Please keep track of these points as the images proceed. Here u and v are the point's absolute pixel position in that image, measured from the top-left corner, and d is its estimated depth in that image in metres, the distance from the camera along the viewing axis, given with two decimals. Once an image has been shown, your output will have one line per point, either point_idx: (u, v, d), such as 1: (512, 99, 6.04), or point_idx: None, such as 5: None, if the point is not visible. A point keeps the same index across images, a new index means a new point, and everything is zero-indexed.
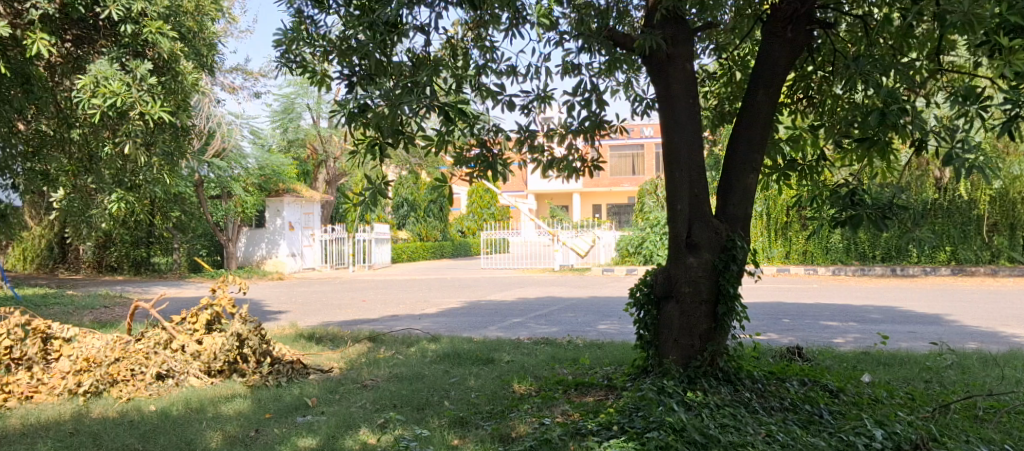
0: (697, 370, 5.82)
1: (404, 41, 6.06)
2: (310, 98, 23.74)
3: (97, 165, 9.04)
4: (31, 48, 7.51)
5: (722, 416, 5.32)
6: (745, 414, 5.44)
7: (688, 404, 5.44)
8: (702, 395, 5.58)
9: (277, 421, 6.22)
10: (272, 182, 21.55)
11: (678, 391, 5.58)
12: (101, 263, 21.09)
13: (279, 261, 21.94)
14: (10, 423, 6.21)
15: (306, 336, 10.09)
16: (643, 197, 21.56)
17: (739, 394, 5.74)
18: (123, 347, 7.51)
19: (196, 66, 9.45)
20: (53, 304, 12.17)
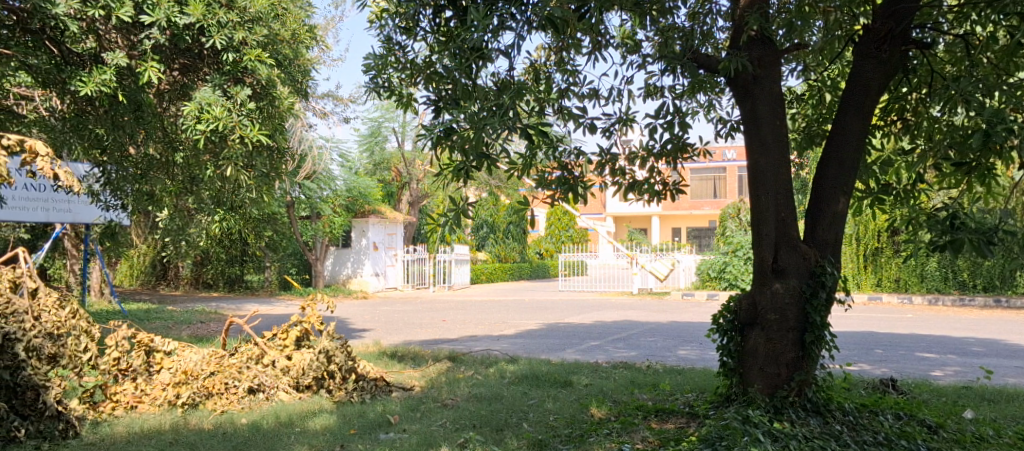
0: (784, 400, 5.79)
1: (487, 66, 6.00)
2: (396, 122, 24.28)
3: (198, 187, 9.47)
4: (144, 76, 8.01)
5: (811, 448, 5.27)
6: (836, 447, 5.36)
7: (775, 435, 5.40)
8: (789, 426, 5.54)
9: (360, 437, 6.39)
10: (359, 205, 22.16)
11: (764, 421, 5.54)
12: (199, 279, 22.06)
13: (363, 280, 22.52)
14: (117, 431, 6.55)
15: (388, 354, 10.34)
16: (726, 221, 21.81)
17: (829, 426, 5.66)
18: (218, 361, 7.78)
19: (291, 92, 9.81)
20: (155, 318, 12.77)
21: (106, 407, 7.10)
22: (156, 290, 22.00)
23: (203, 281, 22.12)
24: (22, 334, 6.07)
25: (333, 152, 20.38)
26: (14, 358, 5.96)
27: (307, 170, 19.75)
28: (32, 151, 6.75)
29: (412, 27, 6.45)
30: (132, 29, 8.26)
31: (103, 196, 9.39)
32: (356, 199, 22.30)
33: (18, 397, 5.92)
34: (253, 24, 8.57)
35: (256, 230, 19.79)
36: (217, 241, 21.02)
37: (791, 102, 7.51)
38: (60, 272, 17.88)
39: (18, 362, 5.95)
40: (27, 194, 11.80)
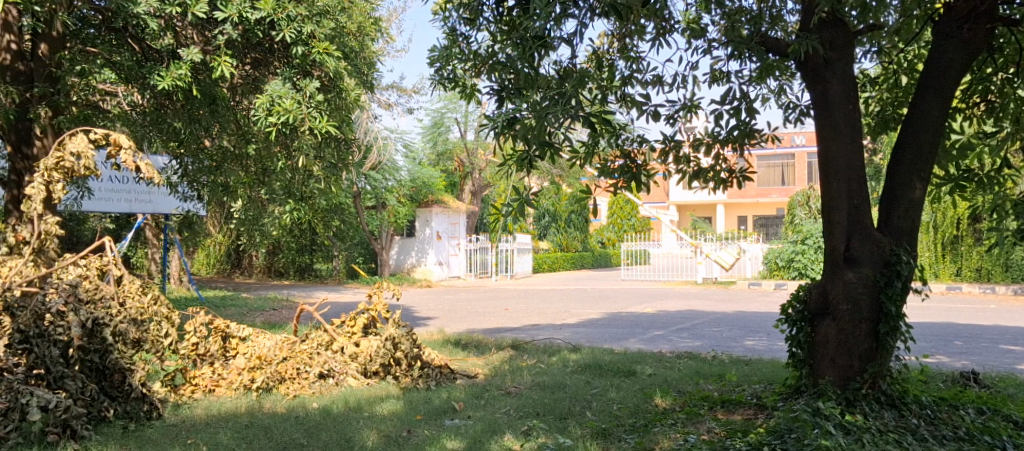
0: (856, 392, 5.72)
1: (550, 54, 6.06)
2: (459, 112, 24.48)
3: (270, 178, 9.70)
4: (218, 71, 8.24)
5: (886, 442, 5.21)
6: (912, 441, 5.29)
7: (847, 428, 5.35)
8: (863, 419, 5.48)
9: (426, 423, 6.53)
10: (423, 194, 22.45)
11: (836, 413, 5.49)
12: (271, 267, 22.67)
13: (427, 269, 22.81)
14: (197, 413, 6.81)
15: (453, 342, 10.49)
16: (794, 208, 21.89)
17: (906, 420, 5.58)
18: (291, 347, 8.01)
19: (357, 83, 9.98)
20: (230, 305, 13.21)
21: (186, 390, 7.42)
22: (231, 279, 22.70)
23: (275, 270, 22.72)
24: (109, 318, 6.27)
25: (398, 143, 20.67)
26: (101, 341, 6.20)
27: (373, 161, 20.07)
28: (116, 144, 7.05)
29: (474, 19, 6.56)
30: (207, 24, 8.49)
31: (181, 187, 9.83)
32: (419, 188, 22.59)
33: (106, 379, 6.21)
34: (320, 16, 8.76)
35: (324, 220, 20.23)
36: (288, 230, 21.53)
37: (865, 85, 7.41)
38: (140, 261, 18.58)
39: (105, 345, 6.20)
40: (111, 186, 12.26)
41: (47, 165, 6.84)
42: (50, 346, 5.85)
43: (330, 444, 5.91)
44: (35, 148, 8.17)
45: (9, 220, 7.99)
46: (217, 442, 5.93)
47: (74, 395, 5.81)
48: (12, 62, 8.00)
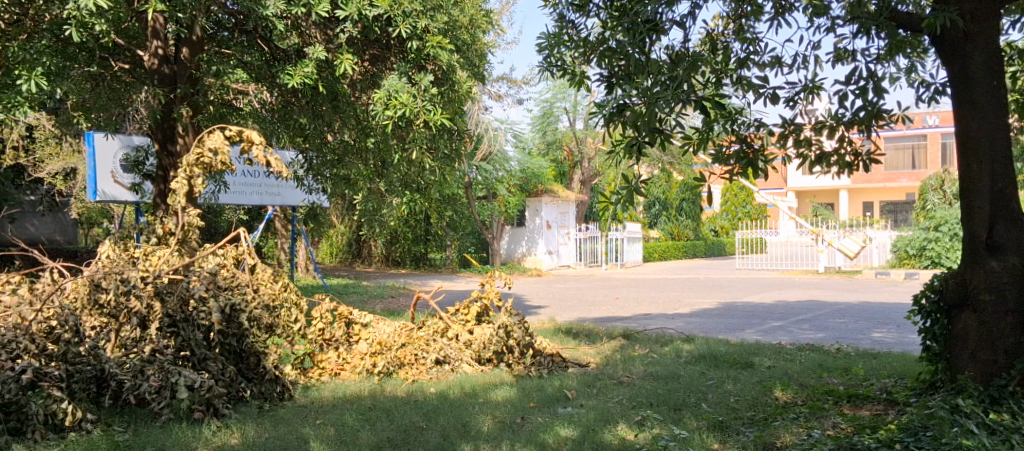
0: (1000, 389, 5.46)
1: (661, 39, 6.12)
2: (568, 102, 24.52)
3: (388, 170, 9.96)
4: (340, 68, 8.56)
5: None
6: None
7: (990, 427, 5.14)
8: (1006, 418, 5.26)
9: (539, 410, 6.65)
10: (532, 184, 22.63)
11: (976, 411, 5.29)
12: (389, 257, 23.37)
13: (537, 258, 23.03)
14: (325, 395, 7.18)
15: (564, 331, 10.59)
16: (926, 193, 21.12)
17: None
18: (409, 333, 8.30)
19: (469, 76, 10.16)
20: (352, 293, 13.73)
21: (314, 373, 7.80)
22: (352, 268, 23.56)
23: (392, 259, 23.42)
24: (245, 304, 6.65)
25: (508, 133, 20.90)
26: (239, 326, 6.56)
27: (484, 152, 20.35)
28: (249, 140, 7.50)
29: (584, 4, 6.59)
30: (329, 24, 8.81)
31: (308, 180, 10.26)
32: (529, 179, 22.80)
33: (243, 361, 6.64)
34: (434, 12, 8.96)
35: (438, 210, 20.69)
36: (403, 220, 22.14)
37: (1011, 57, 7.12)
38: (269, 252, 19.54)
39: (242, 330, 6.56)
40: (246, 179, 12.85)
41: (190, 161, 7.39)
42: (194, 330, 6.31)
43: (449, 428, 6.11)
44: (178, 145, 8.73)
45: (155, 213, 8.57)
46: (342, 422, 6.24)
47: (216, 376, 6.26)
48: (159, 65, 8.73)
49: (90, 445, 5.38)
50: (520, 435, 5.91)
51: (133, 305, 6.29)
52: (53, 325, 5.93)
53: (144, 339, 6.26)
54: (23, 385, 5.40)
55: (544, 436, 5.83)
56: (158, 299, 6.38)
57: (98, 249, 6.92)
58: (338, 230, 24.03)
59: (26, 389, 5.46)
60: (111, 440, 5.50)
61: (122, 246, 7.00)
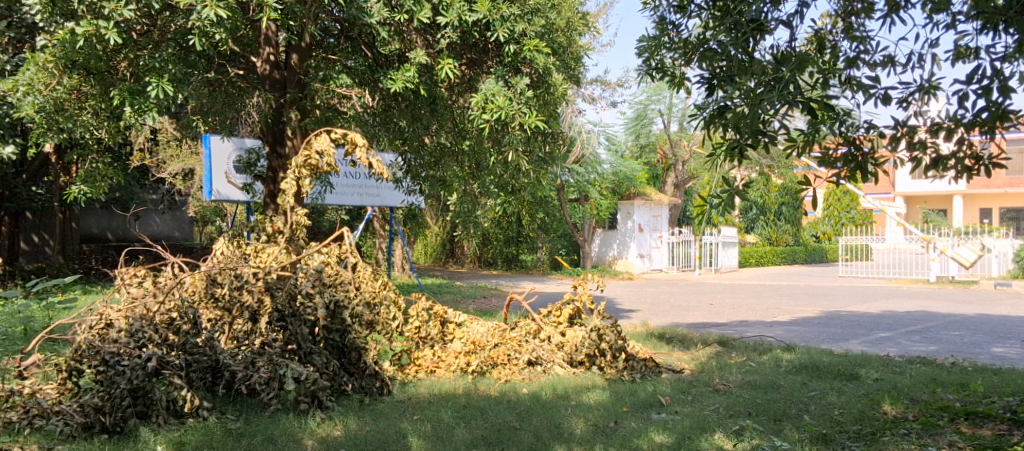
0: None
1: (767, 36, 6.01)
2: (663, 104, 24.29)
3: (483, 172, 10.07)
4: (441, 72, 8.74)
5: None
6: None
7: None
8: None
9: (633, 415, 6.64)
10: (625, 187, 22.49)
11: None
12: (481, 258, 23.65)
13: (628, 262, 22.87)
14: (421, 391, 7.35)
15: (657, 335, 10.52)
16: None
17: None
18: (502, 333, 8.37)
19: (565, 78, 10.16)
20: (445, 293, 13.94)
21: (411, 370, 8.02)
22: (445, 268, 23.97)
23: (484, 260, 23.68)
24: (348, 301, 6.94)
25: (601, 136, 20.84)
26: (342, 322, 6.85)
27: (576, 154, 20.34)
28: (353, 142, 7.80)
29: (685, 5, 6.56)
30: (430, 29, 9.03)
31: (406, 182, 10.44)
32: (621, 182, 22.65)
33: (345, 356, 6.93)
34: (532, 15, 9.02)
35: (531, 212, 20.81)
36: (496, 222, 22.38)
37: None
38: (366, 251, 20.04)
39: (345, 326, 6.85)
40: (347, 181, 13.20)
41: (298, 163, 7.76)
42: (300, 325, 6.64)
43: (541, 429, 6.17)
44: (286, 147, 9.06)
45: (264, 212, 8.93)
46: (437, 419, 6.37)
47: (319, 369, 6.56)
48: (271, 70, 9.04)
49: (207, 431, 5.78)
50: (614, 439, 5.92)
51: (245, 299, 6.65)
52: (174, 316, 6.30)
53: (255, 331, 6.66)
54: (149, 372, 5.80)
55: (638, 441, 5.83)
56: (268, 294, 6.71)
57: (213, 246, 7.43)
58: (433, 230, 24.49)
59: (151, 376, 5.86)
60: (225, 428, 5.88)
61: (236, 244, 7.49)
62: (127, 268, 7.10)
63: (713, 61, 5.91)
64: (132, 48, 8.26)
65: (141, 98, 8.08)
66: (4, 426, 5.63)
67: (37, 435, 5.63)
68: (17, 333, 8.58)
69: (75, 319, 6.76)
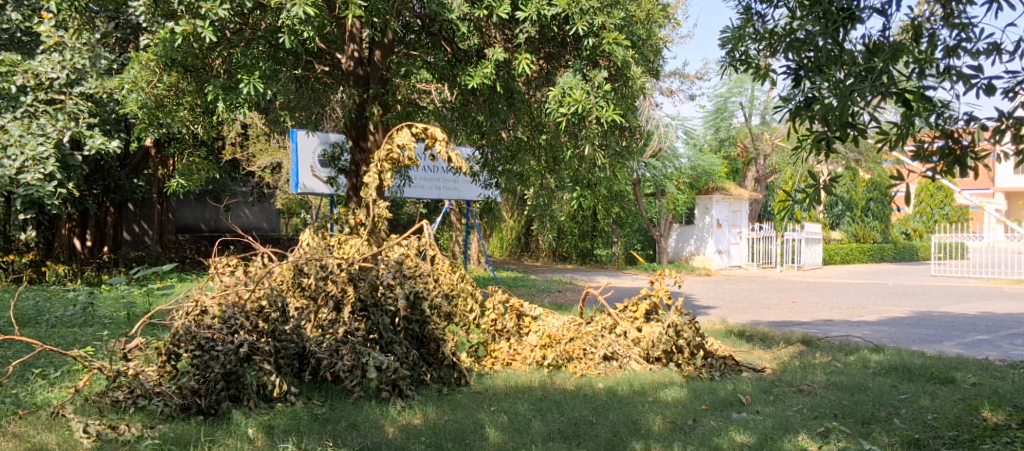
0: None
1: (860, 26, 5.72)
2: (744, 96, 23.88)
3: (560, 166, 10.08)
4: (519, 67, 8.79)
5: None
6: None
7: None
8: None
9: (712, 413, 6.59)
10: (703, 182, 22.18)
11: None
12: (556, 252, 23.71)
13: (706, 257, 22.61)
14: (498, 383, 7.44)
15: (737, 333, 10.40)
16: None
17: None
18: (577, 327, 8.41)
19: (644, 71, 10.06)
20: (522, 286, 14.04)
21: (487, 362, 8.12)
22: (521, 261, 24.12)
23: (560, 254, 23.73)
24: (427, 292, 7.19)
25: (679, 130, 20.64)
26: (421, 313, 7.10)
27: (654, 148, 20.19)
28: (432, 136, 7.98)
29: None
30: (508, 24, 9.07)
31: (483, 175, 10.51)
32: (699, 176, 22.02)
33: (425, 347, 7.13)
34: (612, 7, 8.96)
35: (607, 207, 20.76)
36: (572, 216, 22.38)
37: None
38: (443, 244, 20.27)
39: (424, 317, 7.09)
40: (425, 175, 13.41)
41: (380, 157, 8.00)
42: (382, 315, 6.85)
43: (618, 424, 6.19)
44: (369, 142, 9.31)
45: (347, 205, 9.17)
46: (515, 411, 6.44)
47: (400, 359, 6.78)
48: (354, 68, 9.28)
49: (294, 415, 6.10)
50: (693, 437, 5.90)
51: (329, 289, 7.03)
52: (263, 304, 6.61)
53: (338, 321, 6.92)
54: (241, 357, 6.15)
55: (718, 440, 5.79)
56: (351, 284, 7.03)
57: (300, 236, 7.75)
58: (508, 224, 24.67)
59: (243, 361, 6.20)
60: (312, 412, 6.20)
61: (321, 235, 7.79)
62: (221, 258, 7.58)
63: (800, 51, 5.81)
64: (226, 46, 8.58)
65: (234, 94, 8.38)
66: (111, 404, 6.11)
67: (140, 414, 6.05)
68: (120, 318, 9.03)
69: (173, 304, 7.23)
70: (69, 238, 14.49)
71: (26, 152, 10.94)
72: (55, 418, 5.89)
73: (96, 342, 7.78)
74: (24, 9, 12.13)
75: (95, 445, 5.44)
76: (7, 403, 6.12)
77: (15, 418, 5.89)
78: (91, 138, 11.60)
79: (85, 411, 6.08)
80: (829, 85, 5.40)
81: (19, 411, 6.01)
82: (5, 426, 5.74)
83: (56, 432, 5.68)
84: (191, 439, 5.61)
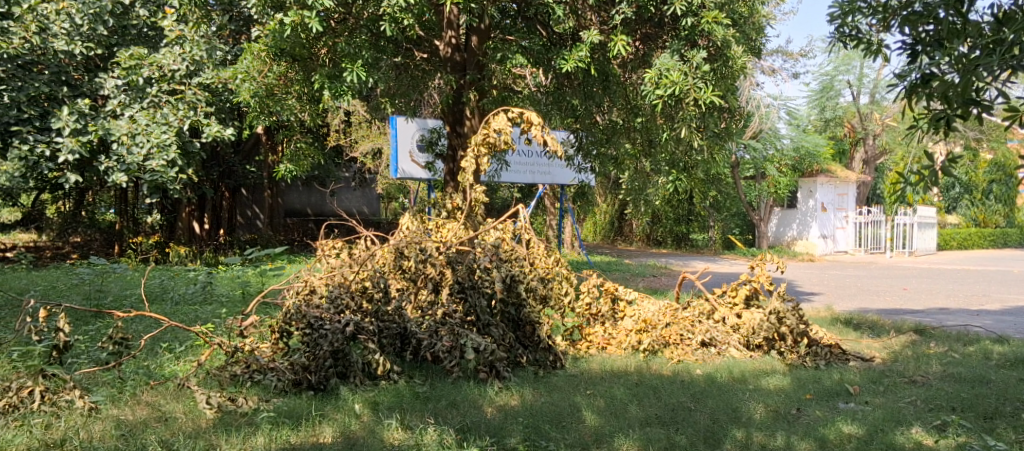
0: None
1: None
2: (852, 74, 23.07)
3: (654, 149, 9.79)
4: (614, 48, 8.69)
5: None
6: None
7: None
8: None
9: (817, 403, 6.45)
10: (807, 164, 21.60)
11: None
12: (651, 236, 23.50)
13: (809, 243, 21.91)
14: (594, 367, 7.47)
15: (843, 321, 10.11)
16: None
17: None
18: (674, 313, 8.36)
19: (747, 50, 9.81)
20: (617, 269, 14.00)
21: (582, 346, 8.13)
22: (614, 246, 24.05)
23: (654, 238, 23.51)
24: (522, 276, 7.33)
25: (782, 110, 20.10)
26: (518, 296, 7.23)
27: (754, 130, 19.76)
28: (528, 121, 8.05)
29: None
30: (604, 6, 9.00)
31: (577, 159, 10.47)
32: (803, 158, 21.74)
33: (520, 329, 7.25)
34: None
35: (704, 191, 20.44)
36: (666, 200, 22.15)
37: None
38: (537, 228, 20.33)
39: (520, 300, 7.23)
40: (521, 159, 13.46)
41: (477, 141, 8.14)
42: (479, 297, 7.06)
43: (719, 411, 6.12)
44: (466, 126, 9.41)
45: (445, 189, 9.34)
46: (611, 395, 6.45)
47: (497, 341, 6.92)
48: (452, 53, 9.36)
49: (397, 393, 6.31)
50: (798, 427, 5.79)
51: (429, 272, 7.15)
52: (367, 285, 6.89)
53: (437, 302, 7.08)
54: (347, 336, 6.42)
55: (825, 430, 5.67)
56: (449, 267, 7.19)
57: (400, 221, 7.97)
58: (602, 207, 24.60)
59: (349, 340, 6.48)
60: (413, 390, 6.39)
61: (419, 219, 8.00)
62: (326, 241, 7.85)
63: (917, 25, 5.57)
64: (330, 36, 8.78)
65: (338, 82, 8.60)
66: (230, 377, 6.42)
67: (255, 388, 6.38)
68: (235, 296, 9.44)
69: (284, 285, 7.61)
70: (189, 220, 15.02)
71: (151, 139, 11.54)
72: (182, 389, 6.29)
73: (217, 319, 8.18)
74: (150, 5, 12.79)
75: (217, 416, 5.79)
76: (139, 374, 6.62)
77: (148, 388, 6.36)
78: (208, 126, 12.09)
79: (207, 383, 6.38)
80: (950, 60, 5.16)
81: (150, 382, 6.48)
82: (139, 396, 6.21)
83: (183, 402, 6.09)
84: (302, 413, 5.88)
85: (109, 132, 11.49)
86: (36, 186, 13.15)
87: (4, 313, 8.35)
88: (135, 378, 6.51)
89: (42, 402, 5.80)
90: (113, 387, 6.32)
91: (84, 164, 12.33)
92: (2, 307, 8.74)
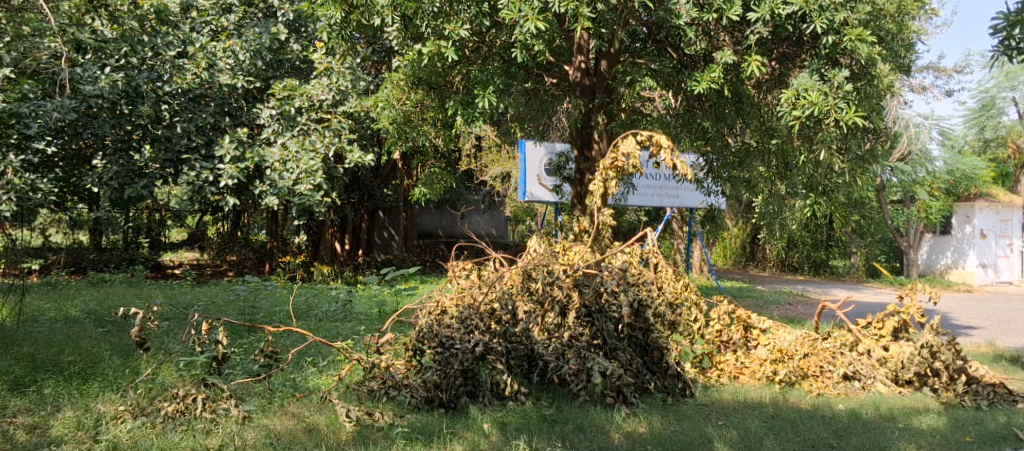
0: None
1: None
2: (1017, 90, 21.39)
3: (791, 172, 9.43)
4: (749, 69, 8.47)
5: None
6: None
7: None
8: None
9: (980, 446, 5.95)
10: (962, 187, 20.09)
11: None
12: (785, 262, 22.82)
13: (966, 272, 20.23)
14: (725, 397, 7.24)
15: (1008, 358, 9.31)
16: None
17: None
18: (812, 343, 7.94)
19: (895, 68, 9.26)
20: (749, 296, 13.56)
21: (712, 374, 7.88)
22: (747, 271, 23.44)
23: (789, 264, 22.83)
24: (650, 300, 7.22)
25: (933, 129, 18.87)
26: (645, 321, 7.11)
27: (902, 151, 18.43)
28: (658, 144, 7.95)
29: None
30: (739, 26, 8.79)
31: (707, 182, 10.28)
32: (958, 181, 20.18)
33: (648, 355, 7.12)
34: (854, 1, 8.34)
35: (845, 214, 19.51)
36: (804, 225, 21.42)
37: None
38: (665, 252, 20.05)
39: (648, 325, 7.10)
40: (649, 182, 13.38)
41: (606, 165, 8.08)
42: (606, 321, 7.00)
43: None
44: (593, 150, 9.71)
45: (574, 211, 9.45)
46: (745, 427, 6.23)
47: (624, 365, 6.84)
48: (581, 78, 9.60)
49: (524, 414, 6.36)
50: None
51: (556, 294, 7.21)
52: (495, 306, 6.99)
53: (563, 325, 7.08)
54: (476, 356, 6.55)
55: None
56: (576, 290, 7.19)
57: (527, 243, 8.03)
58: (734, 231, 24.09)
59: (478, 359, 6.61)
60: (540, 412, 6.42)
61: (546, 241, 8.06)
62: (455, 262, 8.04)
63: None
64: (465, 64, 9.14)
65: (470, 108, 8.95)
66: (368, 392, 6.72)
67: (391, 403, 6.61)
68: (373, 315, 9.81)
69: (417, 304, 7.84)
70: (331, 241, 16.22)
71: (301, 165, 12.29)
72: (325, 402, 6.60)
73: (355, 336, 8.53)
74: (303, 40, 13.63)
75: (356, 429, 6.01)
76: (287, 386, 6.99)
77: (295, 400, 6.73)
78: (351, 152, 12.73)
79: (347, 397, 6.70)
80: None
81: (296, 394, 6.86)
82: (287, 406, 6.59)
83: (325, 414, 6.39)
84: (434, 429, 6.04)
85: (264, 159, 12.33)
86: (202, 209, 14.18)
87: (171, 326, 9.03)
88: (283, 390, 6.90)
89: (203, 409, 6.18)
90: (264, 398, 6.72)
91: (243, 187, 13.20)
92: (170, 320, 9.49)
